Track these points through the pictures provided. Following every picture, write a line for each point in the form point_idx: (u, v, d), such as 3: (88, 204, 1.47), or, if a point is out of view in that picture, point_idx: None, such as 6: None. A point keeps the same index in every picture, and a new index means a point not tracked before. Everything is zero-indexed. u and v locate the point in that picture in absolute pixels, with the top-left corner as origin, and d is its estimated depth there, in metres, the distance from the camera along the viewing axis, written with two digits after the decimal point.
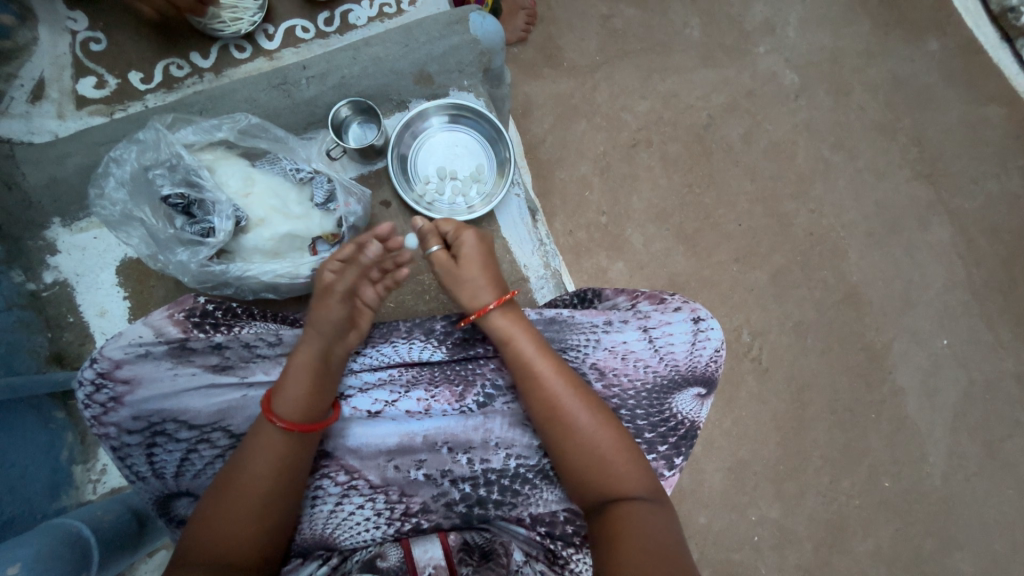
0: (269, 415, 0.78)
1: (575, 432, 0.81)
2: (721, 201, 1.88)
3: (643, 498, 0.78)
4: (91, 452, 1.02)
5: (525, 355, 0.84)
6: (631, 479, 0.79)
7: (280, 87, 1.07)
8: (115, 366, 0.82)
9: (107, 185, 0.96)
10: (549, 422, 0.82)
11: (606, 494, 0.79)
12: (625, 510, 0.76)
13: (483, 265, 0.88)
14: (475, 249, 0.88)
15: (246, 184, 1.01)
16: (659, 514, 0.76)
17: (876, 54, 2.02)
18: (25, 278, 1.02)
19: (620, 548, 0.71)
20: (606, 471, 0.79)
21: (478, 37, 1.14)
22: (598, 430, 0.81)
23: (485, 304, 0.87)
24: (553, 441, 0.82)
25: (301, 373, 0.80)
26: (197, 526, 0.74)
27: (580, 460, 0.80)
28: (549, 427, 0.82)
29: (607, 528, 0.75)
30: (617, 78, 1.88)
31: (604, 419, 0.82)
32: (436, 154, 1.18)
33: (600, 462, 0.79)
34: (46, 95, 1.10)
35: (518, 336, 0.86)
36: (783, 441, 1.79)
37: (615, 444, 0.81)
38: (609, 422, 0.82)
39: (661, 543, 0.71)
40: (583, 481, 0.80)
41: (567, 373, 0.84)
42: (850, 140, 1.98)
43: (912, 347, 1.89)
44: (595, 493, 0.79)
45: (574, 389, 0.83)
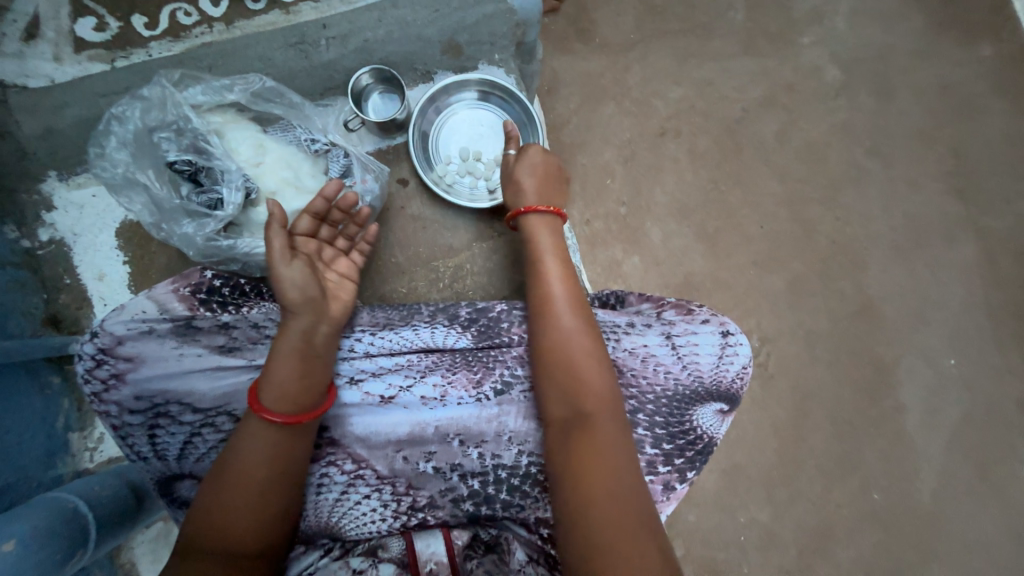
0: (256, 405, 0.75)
1: (559, 331, 0.81)
2: (747, 201, 1.81)
3: (613, 421, 0.75)
4: (88, 420, 0.99)
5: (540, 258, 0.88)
6: (605, 399, 0.77)
7: (297, 47, 0.98)
8: (116, 342, 0.78)
9: (108, 145, 0.89)
10: (539, 320, 0.84)
11: (579, 407, 0.76)
12: (594, 427, 0.74)
13: (538, 176, 0.94)
14: (537, 156, 0.95)
15: (257, 152, 0.95)
16: (625, 442, 0.74)
17: (926, 55, 1.90)
18: (19, 235, 0.96)
19: (584, 469, 0.71)
20: (584, 383, 0.78)
21: (514, 7, 1.04)
22: (586, 341, 0.81)
23: (534, 204, 0.92)
24: (544, 339, 0.82)
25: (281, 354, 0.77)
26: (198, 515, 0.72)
27: (565, 363, 0.79)
28: (544, 327, 0.82)
29: (574, 444, 0.74)
30: (652, 60, 1.77)
31: (595, 335, 0.82)
32: (459, 133, 1.10)
33: (584, 373, 0.78)
34: (41, 34, 1.01)
35: (545, 243, 0.89)
36: (780, 448, 1.80)
37: (600, 360, 0.80)
38: (593, 334, 0.82)
39: (618, 477, 0.70)
40: (563, 386, 0.78)
41: (570, 284, 0.86)
42: (887, 146, 1.89)
43: (919, 365, 1.88)
44: (570, 404, 0.77)
45: (570, 297, 0.85)
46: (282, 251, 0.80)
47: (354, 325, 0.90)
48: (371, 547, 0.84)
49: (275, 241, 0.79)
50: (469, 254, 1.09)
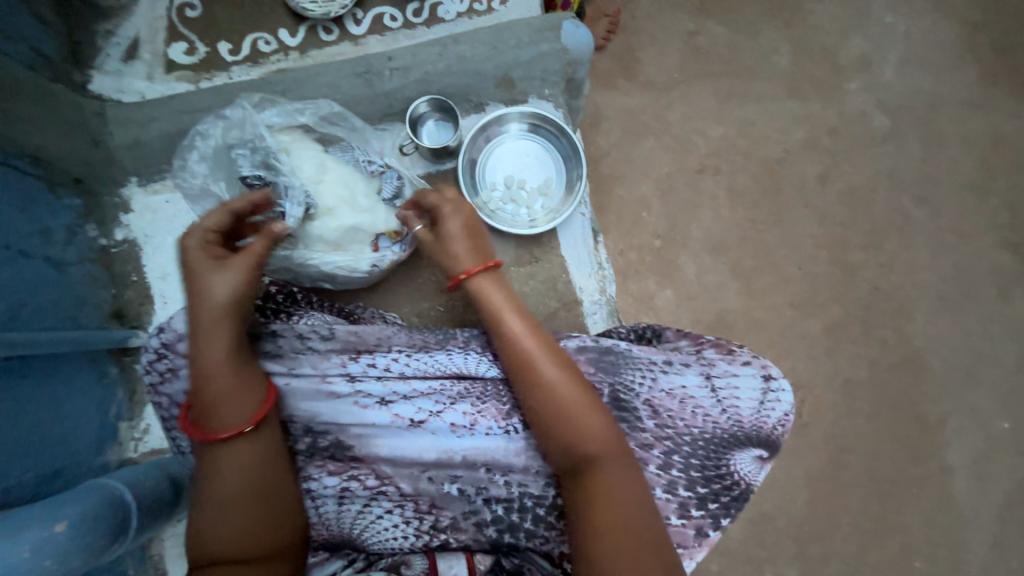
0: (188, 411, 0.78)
1: (544, 387, 0.77)
2: (785, 241, 1.78)
3: (616, 461, 0.74)
4: (137, 411, 1.04)
5: (501, 306, 0.84)
6: (605, 442, 0.75)
7: (363, 76, 1.06)
8: (177, 339, 0.83)
9: (190, 158, 0.98)
10: (520, 377, 0.79)
11: (580, 455, 0.74)
12: (600, 472, 0.73)
13: (464, 236, 0.88)
14: (455, 220, 0.89)
15: (319, 171, 0.99)
16: (632, 477, 0.74)
17: (979, 105, 1.87)
18: (97, 234, 1.04)
19: (598, 521, 0.70)
20: (578, 432, 0.75)
21: (568, 46, 1.10)
22: (572, 389, 0.77)
23: (470, 268, 0.87)
24: (530, 390, 0.78)
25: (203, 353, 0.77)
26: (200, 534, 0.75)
27: (555, 414, 0.76)
28: (525, 385, 0.78)
29: (584, 494, 0.73)
30: (694, 99, 1.80)
31: (577, 375, 0.79)
32: (506, 162, 1.14)
33: (576, 420, 0.75)
34: (138, 55, 1.12)
35: (494, 290, 0.85)
36: (813, 501, 1.70)
37: (590, 404, 0.76)
38: (577, 380, 0.78)
39: (634, 516, 0.70)
40: (560, 437, 0.75)
41: (537, 330, 0.81)
42: (936, 194, 1.84)
43: (969, 425, 1.77)
44: (570, 454, 0.75)
45: (541, 346, 0.80)
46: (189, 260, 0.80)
47: (391, 345, 0.90)
48: (394, 563, 0.84)
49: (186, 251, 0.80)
50: (507, 278, 1.12)
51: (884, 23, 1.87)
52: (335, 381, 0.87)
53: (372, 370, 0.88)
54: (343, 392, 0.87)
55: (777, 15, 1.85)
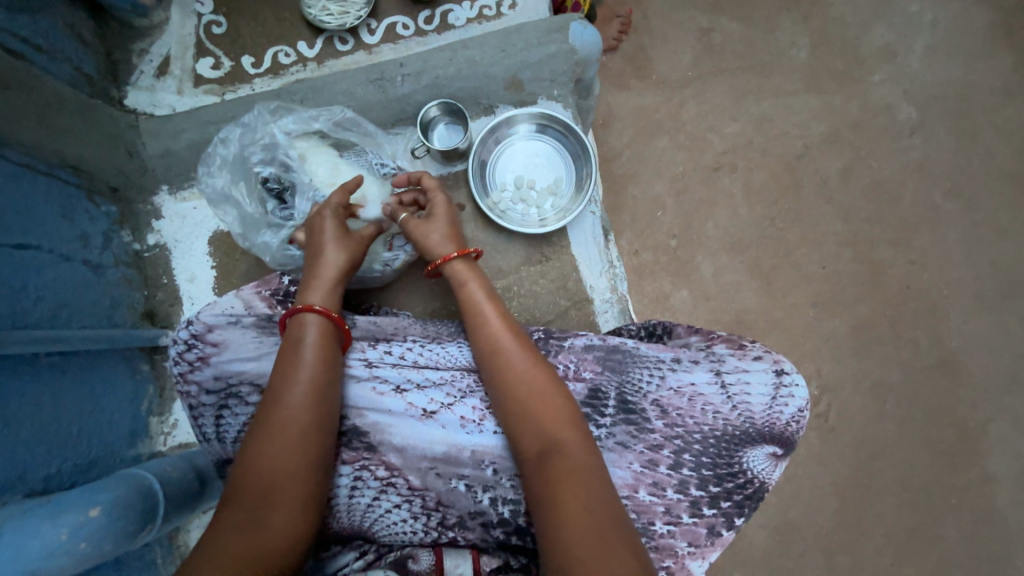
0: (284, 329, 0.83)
1: (507, 369, 0.79)
2: (807, 239, 1.73)
3: (580, 443, 0.73)
4: (166, 406, 1.09)
5: (472, 297, 0.87)
6: (570, 425, 0.74)
7: (377, 82, 1.08)
8: (207, 329, 0.87)
9: (212, 164, 1.03)
10: (487, 361, 0.81)
11: (545, 437, 0.73)
12: (563, 452, 0.72)
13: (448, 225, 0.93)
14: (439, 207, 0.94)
15: (333, 174, 1.02)
16: (595, 460, 0.71)
17: (1015, 94, 1.78)
18: (131, 239, 1.11)
19: (561, 501, 0.67)
20: (541, 415, 0.75)
21: (576, 47, 1.11)
22: (534, 371, 0.78)
23: (448, 253, 0.90)
24: (495, 375, 0.79)
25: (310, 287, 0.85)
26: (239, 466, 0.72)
27: (520, 397, 0.76)
28: (491, 368, 0.80)
29: (548, 477, 0.70)
30: (708, 96, 1.77)
31: (544, 361, 0.80)
32: (515, 162, 1.16)
33: (540, 403, 0.75)
34: (169, 71, 1.20)
35: (469, 279, 0.88)
36: (842, 509, 1.63)
37: (550, 385, 0.77)
38: (539, 363, 0.79)
39: (596, 496, 0.67)
40: (524, 421, 0.75)
41: (505, 317, 0.84)
42: (970, 188, 1.76)
43: (1011, 431, 1.67)
44: (536, 438, 0.74)
45: (509, 331, 0.82)
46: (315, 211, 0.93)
47: (408, 335, 0.94)
48: (402, 557, 0.84)
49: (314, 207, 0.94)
50: (517, 277, 1.13)
51: (909, 12, 1.81)
52: (355, 366, 0.88)
53: (388, 357, 0.90)
54: (360, 376, 0.87)
55: (794, 8, 1.81)
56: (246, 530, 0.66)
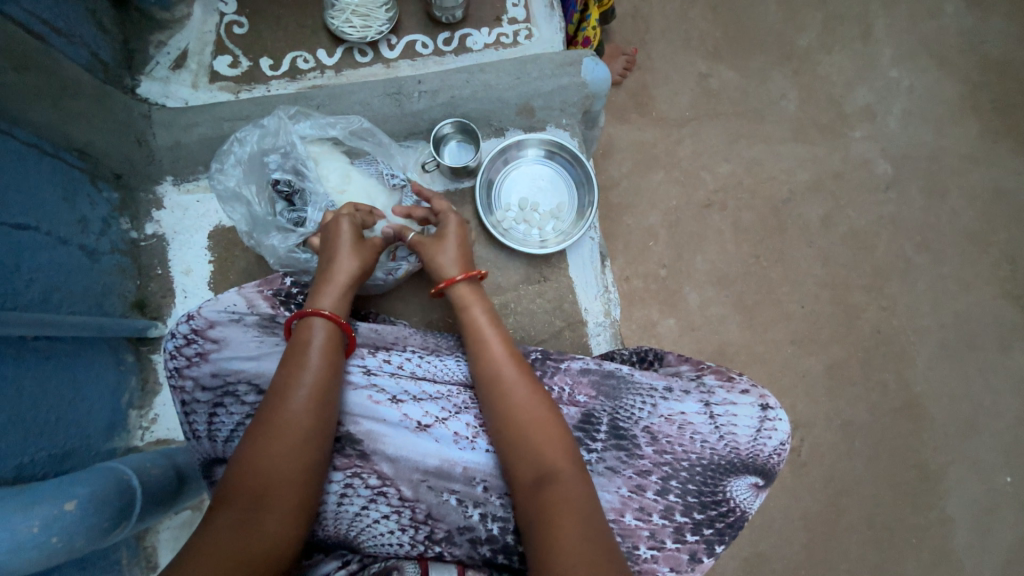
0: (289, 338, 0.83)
1: (509, 393, 0.81)
2: (788, 278, 1.81)
3: (576, 471, 0.75)
4: (147, 400, 1.06)
5: (477, 320, 0.89)
6: (568, 454, 0.76)
7: (393, 96, 1.12)
8: (208, 325, 0.86)
9: (227, 161, 1.02)
10: (490, 383, 0.83)
11: (543, 463, 0.75)
12: (560, 479, 0.73)
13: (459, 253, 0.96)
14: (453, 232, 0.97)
15: (343, 181, 1.04)
16: (590, 490, 0.73)
17: (980, 160, 1.94)
18: (130, 227, 1.09)
19: (557, 525, 0.68)
20: (540, 441, 0.77)
21: (587, 81, 1.17)
22: (535, 397, 0.80)
23: (453, 275, 0.93)
24: (496, 400, 0.81)
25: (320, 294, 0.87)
26: (233, 468, 0.71)
27: (520, 422, 0.78)
28: (493, 391, 0.82)
29: (544, 503, 0.71)
30: (703, 136, 1.87)
31: (543, 387, 0.83)
32: (521, 184, 1.20)
33: (541, 428, 0.77)
34: (185, 65, 1.21)
35: (474, 302, 0.91)
36: (810, 544, 1.68)
37: (549, 411, 0.79)
38: (540, 389, 0.82)
39: (593, 523, 0.69)
40: (523, 445, 0.77)
41: (507, 341, 0.87)
42: (938, 243, 1.88)
43: (969, 475, 1.76)
44: (534, 463, 0.75)
45: (511, 356, 0.85)
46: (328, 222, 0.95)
47: (407, 346, 0.96)
48: (387, 568, 0.83)
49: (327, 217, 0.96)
50: (515, 294, 1.16)
51: (889, 77, 1.96)
52: (353, 372, 0.89)
53: (387, 366, 0.91)
54: (359, 384, 0.88)
55: (786, 63, 1.94)
56: (237, 535, 0.65)
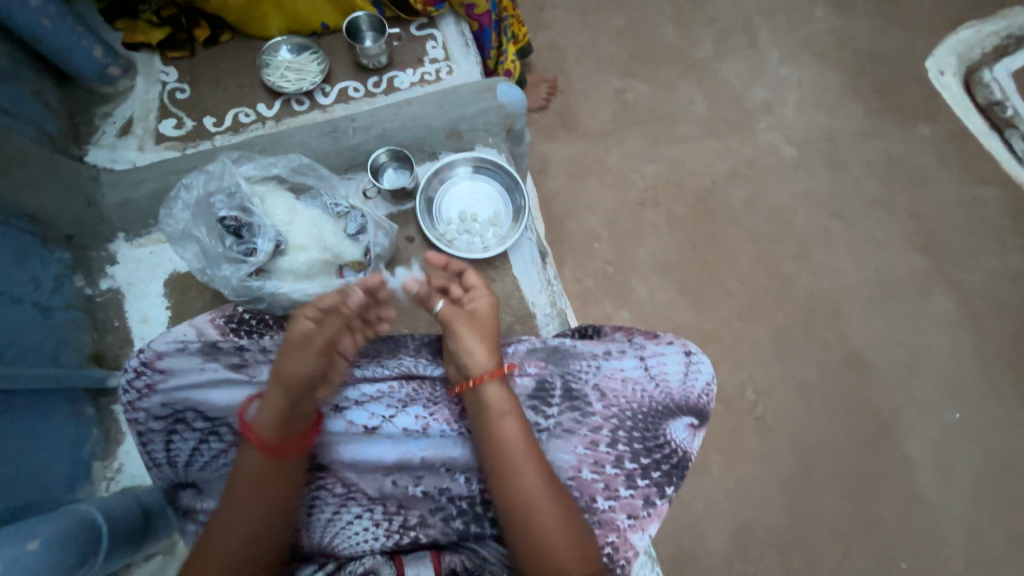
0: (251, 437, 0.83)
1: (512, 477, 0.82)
2: (725, 259, 1.97)
3: (552, 499, 0.81)
4: (111, 450, 1.07)
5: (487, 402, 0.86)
6: (545, 481, 0.82)
7: (330, 134, 1.22)
8: (156, 357, 0.91)
9: (175, 206, 1.10)
10: (496, 466, 0.83)
11: (520, 498, 0.81)
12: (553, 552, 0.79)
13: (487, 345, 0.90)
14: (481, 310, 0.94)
15: (290, 213, 1.13)
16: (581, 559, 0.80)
17: (870, 134, 2.19)
18: (84, 283, 1.14)
19: None
20: (519, 475, 0.82)
21: (504, 103, 1.31)
22: (536, 478, 0.82)
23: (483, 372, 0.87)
24: (480, 436, 0.86)
25: (274, 403, 0.84)
26: (208, 523, 0.81)
27: (499, 458, 0.83)
28: (499, 476, 0.82)
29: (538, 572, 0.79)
30: (627, 143, 2.06)
31: (546, 467, 0.83)
32: (459, 199, 1.31)
33: (521, 464, 0.82)
34: (131, 131, 1.29)
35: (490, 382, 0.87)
36: (789, 506, 1.75)
37: (549, 492, 0.82)
38: (543, 470, 0.83)
39: None
40: (504, 480, 0.82)
41: (518, 423, 0.85)
42: (849, 210, 2.09)
43: (921, 416, 1.88)
44: (510, 496, 0.81)
45: (520, 439, 0.84)
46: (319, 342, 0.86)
47: None
48: (366, 572, 0.85)
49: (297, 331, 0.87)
50: None
51: (778, 75, 2.23)
52: None
53: None
54: None
55: (689, 73, 2.19)
56: None
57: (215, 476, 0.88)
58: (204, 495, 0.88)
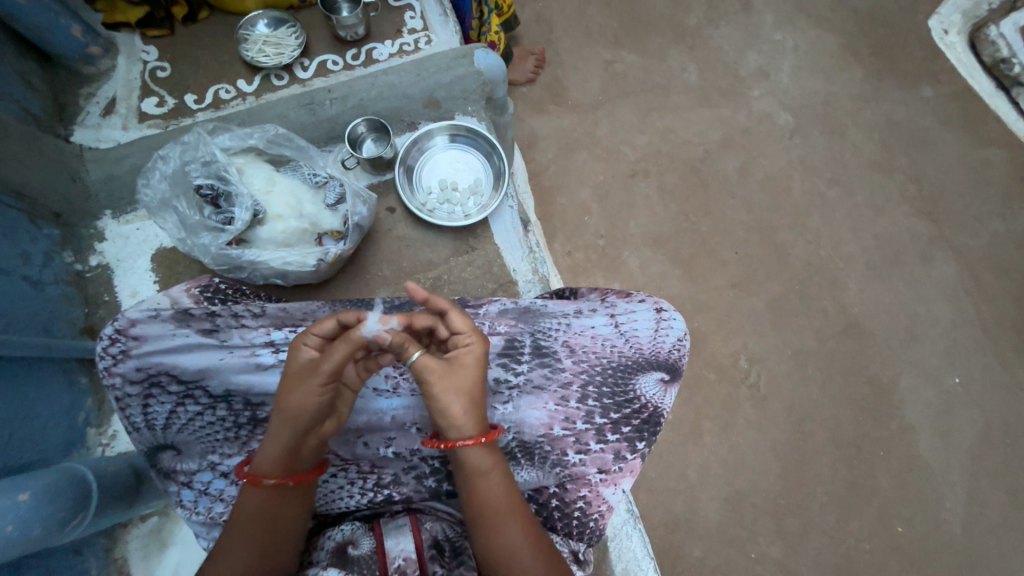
0: (256, 481, 0.77)
1: (490, 523, 0.77)
2: (718, 229, 1.95)
3: (535, 556, 0.75)
4: (105, 418, 1.11)
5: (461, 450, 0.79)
6: (529, 537, 0.76)
7: (307, 106, 1.23)
8: (129, 324, 0.91)
9: (153, 178, 1.12)
10: (474, 511, 0.78)
11: (499, 550, 0.75)
12: None
13: (477, 408, 0.79)
14: (470, 370, 0.78)
15: (268, 183, 1.15)
16: None
17: (870, 98, 2.12)
18: (73, 259, 1.17)
19: None
20: (502, 529, 0.76)
21: (481, 69, 1.30)
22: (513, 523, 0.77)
23: (465, 438, 0.77)
24: (461, 488, 0.80)
25: (276, 437, 0.77)
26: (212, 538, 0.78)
27: (480, 512, 0.77)
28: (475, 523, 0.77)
29: None
30: (618, 115, 2.03)
31: (523, 513, 0.78)
32: (439, 168, 1.31)
33: (503, 521, 0.76)
34: (115, 110, 1.31)
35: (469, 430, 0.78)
36: (784, 474, 1.74)
37: (527, 536, 0.76)
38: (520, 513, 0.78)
39: None
40: (485, 536, 0.77)
41: (496, 466, 0.79)
42: (847, 176, 2.04)
43: (920, 383, 1.85)
44: (490, 553, 0.76)
45: (498, 484, 0.78)
46: (322, 375, 0.75)
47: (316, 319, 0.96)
48: (343, 544, 0.82)
49: (299, 364, 0.77)
50: (447, 267, 1.25)
51: (774, 40, 2.17)
52: (263, 353, 0.94)
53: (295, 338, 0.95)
54: (271, 363, 0.93)
55: (680, 41, 2.14)
56: None
57: (193, 438, 0.91)
58: (184, 455, 0.91)
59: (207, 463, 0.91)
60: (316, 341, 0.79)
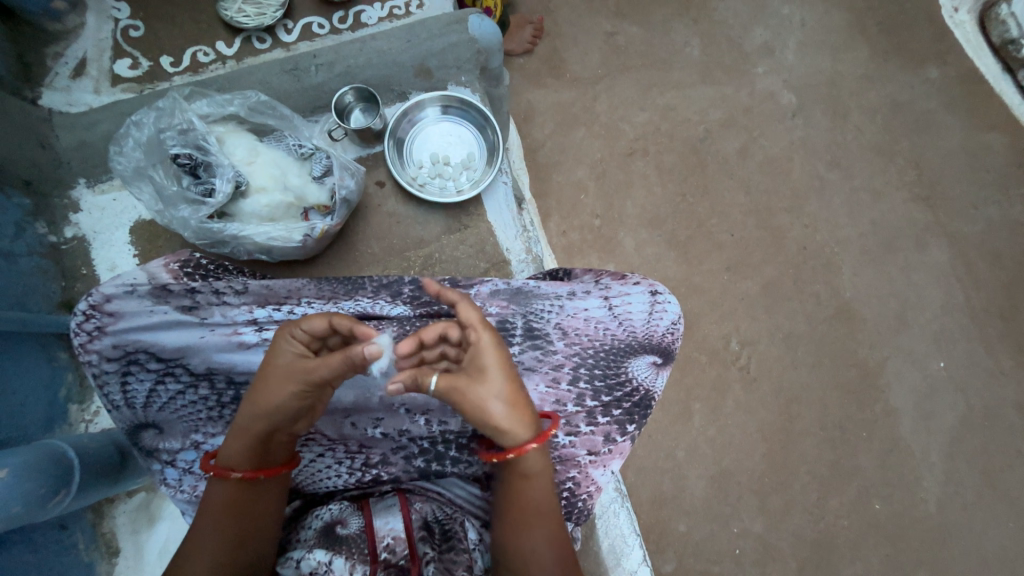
0: (225, 474, 0.76)
1: (520, 525, 0.77)
2: (715, 211, 1.92)
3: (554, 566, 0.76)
4: (87, 394, 1.09)
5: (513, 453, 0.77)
6: (552, 547, 0.77)
7: (292, 72, 1.17)
8: (105, 300, 0.88)
9: (126, 145, 1.07)
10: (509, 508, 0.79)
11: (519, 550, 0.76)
12: None
13: (513, 411, 0.73)
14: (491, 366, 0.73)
15: (250, 154, 1.10)
16: None
17: (876, 78, 2.07)
18: (47, 231, 1.11)
19: None
20: (529, 531, 0.77)
21: (476, 36, 1.23)
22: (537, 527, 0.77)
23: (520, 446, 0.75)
24: (501, 484, 0.80)
25: (246, 431, 0.75)
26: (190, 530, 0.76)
27: (512, 508, 0.78)
28: (503, 517, 0.79)
29: None
30: (617, 90, 1.97)
31: (551, 521, 0.78)
32: (430, 141, 1.26)
33: (531, 522, 0.77)
34: (85, 72, 1.23)
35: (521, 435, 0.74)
36: (769, 454, 1.78)
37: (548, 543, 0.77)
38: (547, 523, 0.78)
39: None
40: (512, 532, 0.78)
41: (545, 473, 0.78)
42: (847, 159, 2.01)
43: (906, 367, 1.88)
44: (510, 548, 0.77)
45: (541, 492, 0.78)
46: (299, 377, 0.73)
47: (301, 297, 0.93)
48: (331, 523, 0.82)
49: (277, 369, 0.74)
50: (438, 245, 1.22)
51: (781, 14, 2.09)
52: (245, 332, 0.91)
53: (277, 315, 0.92)
54: (252, 342, 0.90)
55: (685, 13, 2.05)
56: None
57: (175, 417, 0.89)
58: (166, 435, 0.89)
59: (191, 442, 0.90)
60: (301, 338, 0.76)
